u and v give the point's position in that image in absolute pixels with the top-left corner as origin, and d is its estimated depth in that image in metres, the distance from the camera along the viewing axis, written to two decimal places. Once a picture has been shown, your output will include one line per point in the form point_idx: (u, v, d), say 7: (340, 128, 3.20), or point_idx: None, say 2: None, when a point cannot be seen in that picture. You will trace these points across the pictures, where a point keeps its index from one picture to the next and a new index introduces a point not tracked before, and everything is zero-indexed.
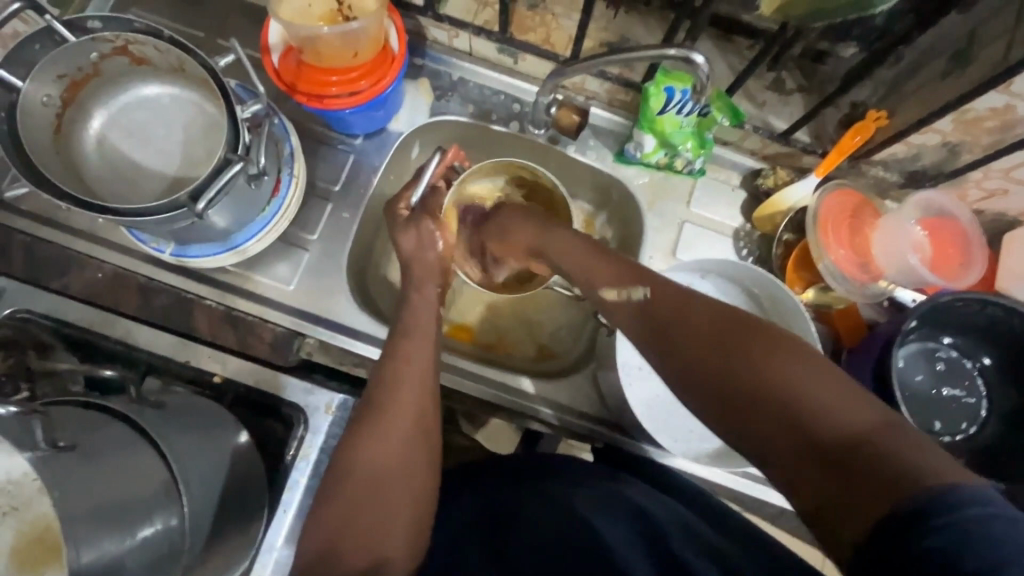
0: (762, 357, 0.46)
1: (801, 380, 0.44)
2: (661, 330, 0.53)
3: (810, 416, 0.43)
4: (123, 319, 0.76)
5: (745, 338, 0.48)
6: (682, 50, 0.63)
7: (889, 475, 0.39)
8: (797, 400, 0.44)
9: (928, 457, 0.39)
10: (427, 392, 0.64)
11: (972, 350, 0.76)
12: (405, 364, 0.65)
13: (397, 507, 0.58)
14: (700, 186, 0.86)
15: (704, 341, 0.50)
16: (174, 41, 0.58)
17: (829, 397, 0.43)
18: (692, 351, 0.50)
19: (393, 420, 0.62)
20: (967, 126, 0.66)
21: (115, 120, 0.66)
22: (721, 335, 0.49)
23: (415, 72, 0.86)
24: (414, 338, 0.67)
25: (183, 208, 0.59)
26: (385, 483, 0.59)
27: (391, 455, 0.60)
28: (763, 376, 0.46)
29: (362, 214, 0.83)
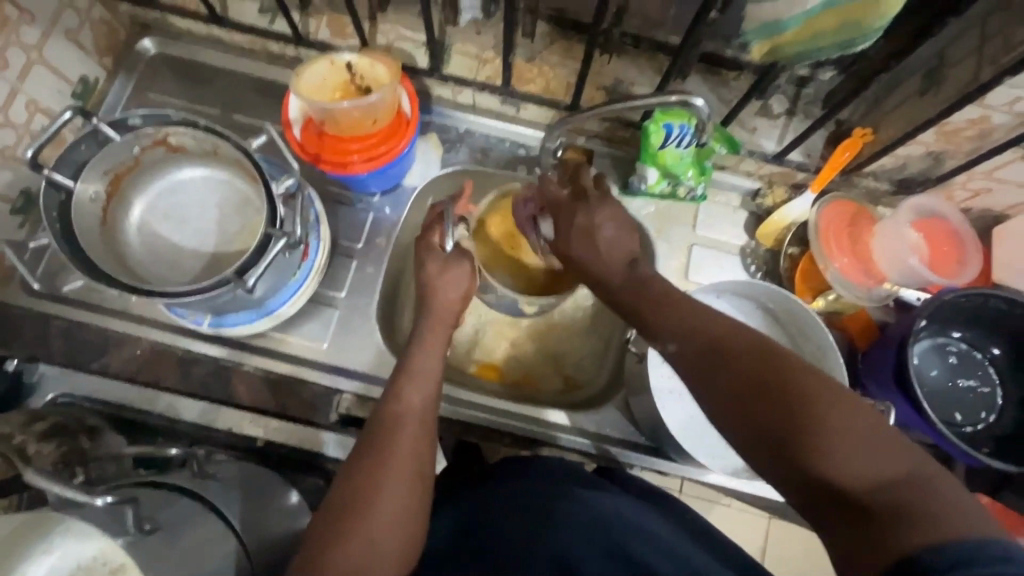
0: (803, 398, 0.48)
1: (839, 423, 0.46)
2: (705, 367, 0.53)
3: (844, 459, 0.45)
4: (164, 394, 0.79)
5: (791, 378, 0.49)
6: (682, 96, 0.68)
7: (911, 522, 0.42)
8: (832, 443, 0.46)
9: (950, 511, 0.42)
10: (426, 431, 0.62)
11: (980, 341, 0.80)
12: (404, 402, 0.63)
13: (382, 546, 0.54)
14: (702, 210, 0.91)
15: (746, 380, 0.51)
16: (210, 129, 0.62)
17: (867, 443, 0.46)
18: (733, 389, 0.51)
19: (389, 456, 0.58)
20: (947, 136, 0.72)
21: (153, 205, 0.70)
22: (767, 375, 0.50)
23: (423, 128, 0.92)
24: (416, 379, 0.64)
25: (230, 283, 0.62)
26: (375, 515, 0.55)
27: (384, 490, 0.56)
28: (803, 419, 0.47)
29: (386, 268, 0.86)
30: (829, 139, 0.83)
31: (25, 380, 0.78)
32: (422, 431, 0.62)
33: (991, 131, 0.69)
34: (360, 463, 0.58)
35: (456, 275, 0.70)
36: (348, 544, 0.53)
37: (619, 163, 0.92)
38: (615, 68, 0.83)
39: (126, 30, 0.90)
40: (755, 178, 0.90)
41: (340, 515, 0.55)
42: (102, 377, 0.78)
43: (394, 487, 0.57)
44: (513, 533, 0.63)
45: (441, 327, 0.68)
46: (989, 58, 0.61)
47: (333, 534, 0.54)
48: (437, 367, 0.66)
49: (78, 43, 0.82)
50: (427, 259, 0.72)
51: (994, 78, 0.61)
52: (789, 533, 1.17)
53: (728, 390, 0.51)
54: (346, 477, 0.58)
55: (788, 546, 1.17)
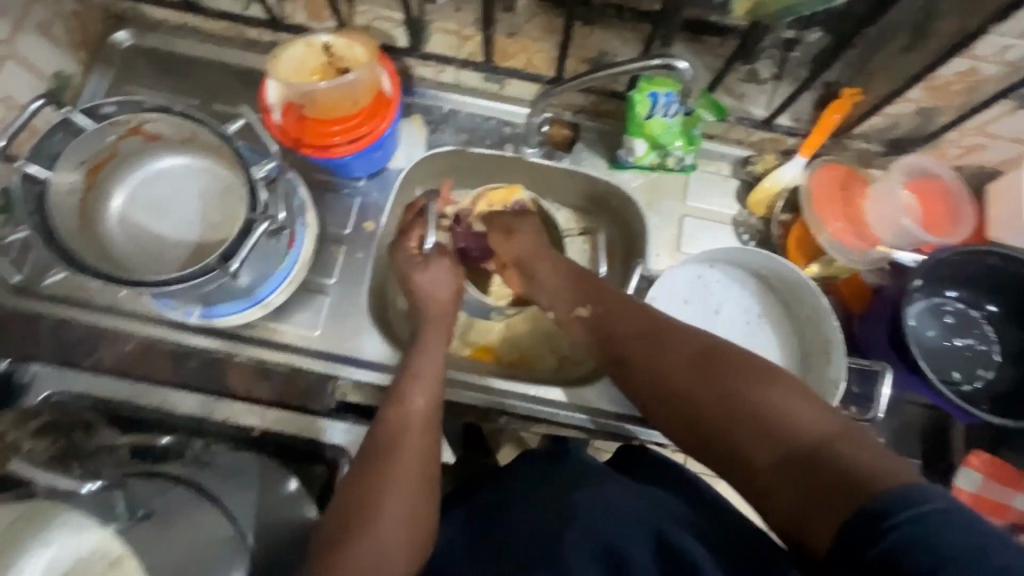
0: (746, 390, 0.56)
1: (777, 409, 0.54)
2: (665, 373, 0.61)
3: (770, 430, 0.53)
4: (157, 388, 0.77)
5: (735, 376, 0.57)
6: (665, 59, 0.67)
7: (840, 475, 0.48)
8: (767, 422, 0.53)
9: (871, 459, 0.48)
10: (432, 425, 0.62)
11: (976, 300, 0.79)
12: (408, 404, 0.62)
13: (395, 546, 0.54)
14: (693, 180, 0.89)
15: (694, 382, 0.59)
16: (185, 114, 0.61)
17: (798, 420, 0.53)
18: (682, 391, 0.59)
19: (402, 443, 0.59)
20: (937, 92, 0.70)
21: (133, 197, 0.69)
22: (714, 375, 0.58)
23: (407, 110, 0.90)
24: (420, 379, 0.65)
25: (215, 270, 0.61)
26: (386, 520, 0.54)
27: (395, 485, 0.56)
28: (737, 398, 0.56)
29: (375, 253, 0.85)
30: (818, 102, 0.82)
31: (16, 381, 0.75)
32: (429, 429, 0.62)
33: (981, 84, 0.68)
34: (369, 464, 0.58)
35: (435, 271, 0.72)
36: (365, 545, 0.53)
37: (607, 136, 0.90)
38: (598, 38, 0.82)
39: (100, 23, 0.89)
40: (746, 146, 0.89)
41: (354, 515, 0.55)
42: (94, 375, 0.77)
43: (402, 492, 0.56)
44: (540, 522, 0.63)
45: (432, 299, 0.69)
46: (976, 7, 0.60)
47: (349, 533, 0.54)
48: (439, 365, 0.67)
49: (52, 37, 0.81)
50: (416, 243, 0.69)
51: (981, 27, 0.59)
52: None
53: (678, 380, 0.60)
54: (355, 476, 0.58)
55: None
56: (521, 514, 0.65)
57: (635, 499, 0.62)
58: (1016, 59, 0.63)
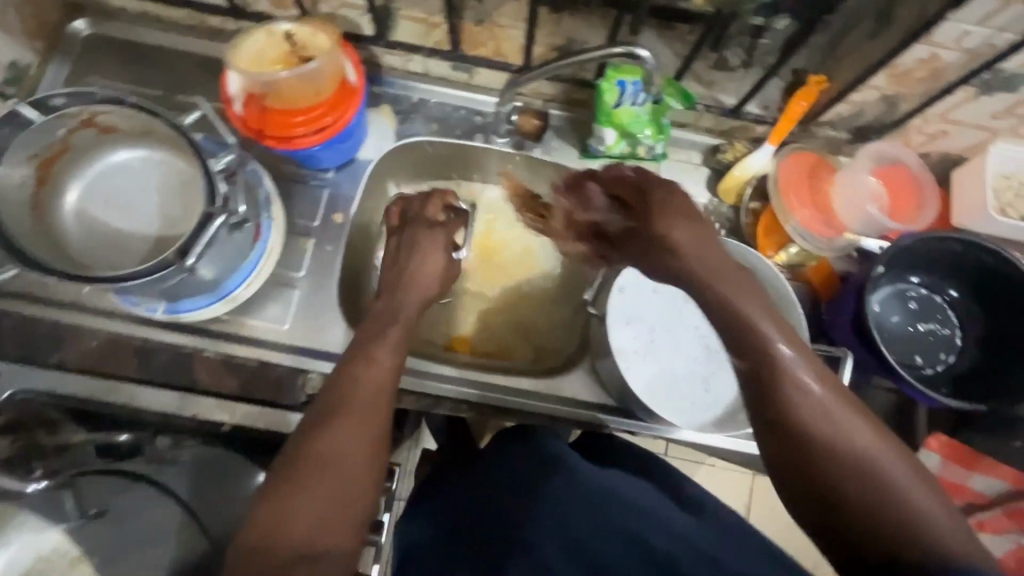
0: (852, 450, 0.47)
1: (881, 484, 0.46)
2: (761, 385, 0.51)
3: (862, 472, 0.46)
4: (126, 383, 0.76)
5: (842, 428, 0.48)
6: (627, 47, 0.67)
7: (923, 542, 0.43)
8: (859, 463, 0.46)
9: (958, 532, 0.44)
10: (389, 392, 0.61)
11: (939, 286, 0.81)
12: (371, 368, 0.62)
13: (344, 502, 0.53)
14: (664, 169, 0.89)
15: (788, 397, 0.49)
16: (138, 106, 0.60)
17: (903, 501, 0.45)
18: (774, 396, 0.50)
19: (356, 405, 0.59)
20: (900, 79, 0.71)
21: (89, 191, 0.67)
22: (819, 415, 0.48)
23: (375, 100, 0.89)
24: (386, 342, 0.65)
25: (172, 265, 0.60)
26: (332, 480, 0.54)
27: (349, 440, 0.56)
28: (834, 431, 0.48)
29: (345, 245, 0.85)
30: (786, 89, 0.82)
31: None
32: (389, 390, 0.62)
33: (942, 71, 0.68)
34: (325, 418, 0.58)
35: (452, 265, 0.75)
36: (313, 495, 0.53)
37: (578, 125, 0.90)
38: (566, 27, 0.79)
39: (56, 11, 0.86)
40: (716, 134, 0.89)
41: (304, 465, 0.54)
42: (59, 371, 0.76)
43: (353, 454, 0.56)
44: (512, 513, 0.65)
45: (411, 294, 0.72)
46: None
47: (298, 479, 0.54)
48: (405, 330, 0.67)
49: (4, 25, 0.78)
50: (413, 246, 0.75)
51: (939, 13, 0.60)
52: (774, 484, 1.21)
53: (770, 385, 0.50)
54: (308, 429, 0.57)
55: (774, 497, 1.20)
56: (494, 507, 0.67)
57: (603, 491, 0.65)
58: (975, 46, 0.63)
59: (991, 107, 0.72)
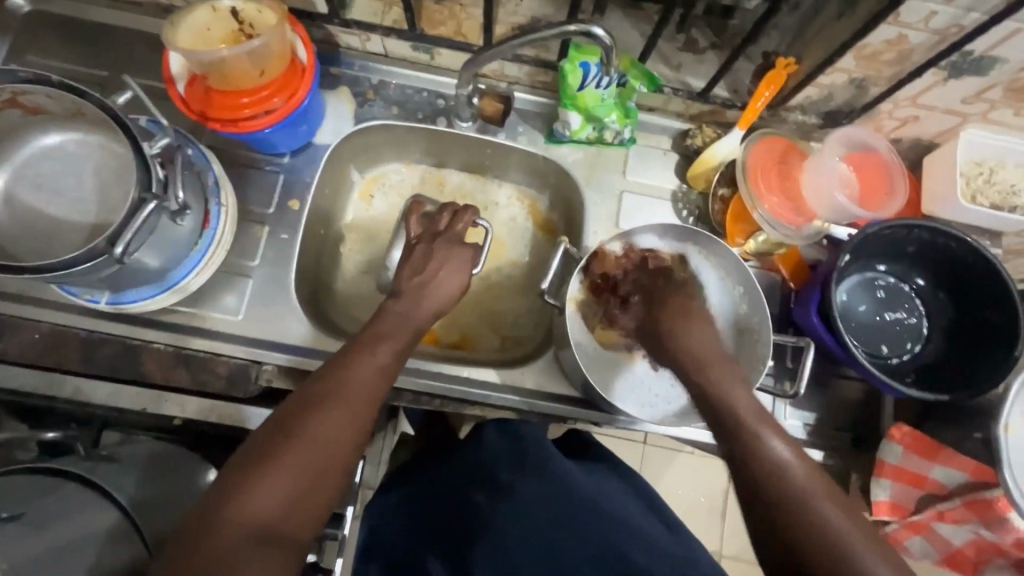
0: (829, 532, 0.46)
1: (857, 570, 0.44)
2: (741, 449, 0.52)
3: (794, 503, 0.48)
4: (71, 377, 0.74)
5: (824, 513, 0.47)
6: (582, 26, 0.64)
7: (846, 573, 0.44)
8: (793, 494, 0.48)
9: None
10: (387, 379, 0.61)
11: (907, 274, 0.79)
12: (371, 353, 0.61)
13: (303, 494, 0.51)
14: (632, 154, 0.87)
15: (731, 423, 0.55)
16: (65, 85, 0.56)
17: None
18: (724, 417, 0.56)
19: (353, 386, 0.58)
20: (868, 61, 0.69)
21: (20, 176, 0.64)
22: (798, 486, 0.48)
23: (333, 81, 0.85)
24: (386, 341, 0.63)
25: (104, 255, 0.57)
26: (314, 453, 0.52)
27: (323, 429, 0.54)
28: (770, 462, 0.50)
29: (301, 233, 0.82)
30: (756, 72, 0.80)
31: None
32: (379, 386, 0.60)
33: (909, 53, 0.66)
34: (304, 402, 0.55)
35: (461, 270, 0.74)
36: (274, 482, 0.50)
37: (543, 109, 0.87)
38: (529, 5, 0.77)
39: None
40: (686, 119, 0.87)
41: (268, 448, 0.52)
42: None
43: (337, 432, 0.54)
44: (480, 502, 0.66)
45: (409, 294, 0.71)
46: None
47: (262, 459, 0.51)
48: (404, 328, 0.67)
49: None
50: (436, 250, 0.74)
51: None
52: None
53: (722, 411, 0.56)
54: (284, 411, 0.55)
55: None
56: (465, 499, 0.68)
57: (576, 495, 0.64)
58: (943, 27, 0.61)
59: (960, 91, 0.70)
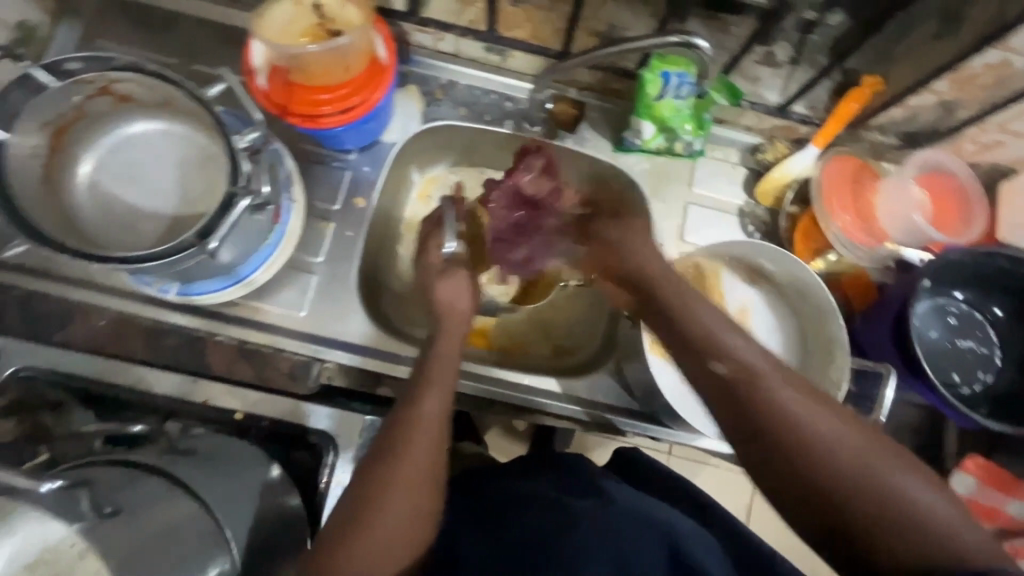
0: (785, 413, 0.50)
1: (846, 460, 0.48)
2: (760, 430, 0.51)
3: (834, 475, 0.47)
4: (135, 366, 0.74)
5: (774, 389, 0.51)
6: (684, 37, 0.63)
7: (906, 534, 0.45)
8: (830, 470, 0.48)
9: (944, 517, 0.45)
10: (442, 433, 0.58)
11: (982, 303, 0.78)
12: (425, 397, 0.59)
13: (383, 559, 0.52)
14: (700, 167, 0.86)
15: (760, 408, 0.51)
16: (158, 75, 0.56)
17: (840, 450, 0.48)
18: (758, 403, 0.51)
19: (414, 446, 0.56)
20: (962, 85, 0.67)
21: (103, 163, 0.63)
22: (799, 437, 0.49)
23: (402, 80, 0.85)
24: (434, 386, 0.60)
25: (192, 248, 0.57)
26: (384, 529, 0.52)
27: (391, 502, 0.53)
28: (797, 444, 0.49)
29: (366, 231, 0.81)
30: (835, 89, 0.79)
31: None
32: (438, 440, 0.57)
33: (1009, 78, 0.64)
34: (370, 476, 0.55)
35: (454, 283, 0.71)
36: (356, 557, 0.51)
37: (612, 116, 0.86)
38: (609, 12, 0.75)
39: None
40: (756, 133, 0.86)
41: (344, 527, 0.53)
42: (63, 350, 0.73)
43: (402, 501, 0.53)
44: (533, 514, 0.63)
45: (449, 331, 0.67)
46: None
47: (341, 541, 0.52)
48: (454, 372, 0.63)
49: None
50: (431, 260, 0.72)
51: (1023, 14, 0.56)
52: None
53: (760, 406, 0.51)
54: (353, 487, 0.55)
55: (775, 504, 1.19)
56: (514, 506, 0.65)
57: (628, 510, 0.62)
58: None
59: None
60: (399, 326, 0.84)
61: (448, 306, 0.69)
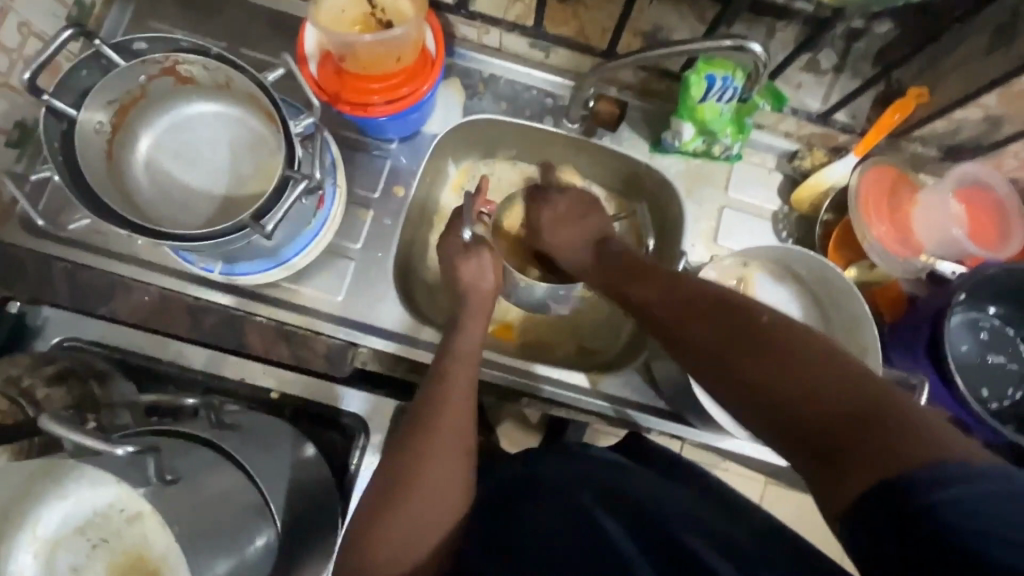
0: (702, 320, 0.55)
1: (768, 356, 0.48)
2: (694, 342, 0.54)
3: (787, 393, 0.45)
4: (174, 341, 0.77)
5: (696, 311, 0.56)
6: (738, 41, 0.63)
7: (863, 451, 0.40)
8: (768, 380, 0.47)
9: (914, 431, 0.39)
10: (468, 405, 0.63)
11: (1015, 319, 0.78)
12: (449, 380, 0.64)
13: (422, 514, 0.57)
14: (736, 171, 0.86)
15: (698, 329, 0.55)
16: (222, 58, 0.57)
17: (789, 372, 0.46)
18: (691, 324, 0.56)
19: (443, 417, 0.61)
20: (1011, 100, 0.67)
21: (161, 141, 0.65)
22: (726, 335, 0.52)
23: (445, 72, 0.86)
24: (462, 366, 0.66)
25: (246, 227, 0.58)
26: (420, 492, 0.58)
27: (429, 463, 0.59)
28: (728, 353, 0.51)
29: (403, 219, 0.82)
30: (879, 99, 0.79)
31: (29, 324, 0.75)
32: (466, 407, 0.63)
33: None
34: (406, 441, 0.60)
35: (479, 261, 0.72)
36: (397, 512, 0.57)
37: (651, 116, 0.86)
38: (656, 11, 0.76)
39: None
40: (794, 139, 0.86)
41: (389, 488, 0.58)
42: (109, 323, 0.75)
43: (436, 465, 0.59)
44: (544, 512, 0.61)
45: (476, 320, 0.70)
46: None
47: (383, 501, 0.58)
48: (478, 351, 0.68)
49: None
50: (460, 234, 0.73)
51: None
52: (787, 495, 1.20)
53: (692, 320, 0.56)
54: (393, 454, 0.60)
55: (784, 508, 1.20)
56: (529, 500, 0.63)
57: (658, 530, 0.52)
58: None
59: None
60: (430, 314, 0.86)
61: (471, 285, 0.72)
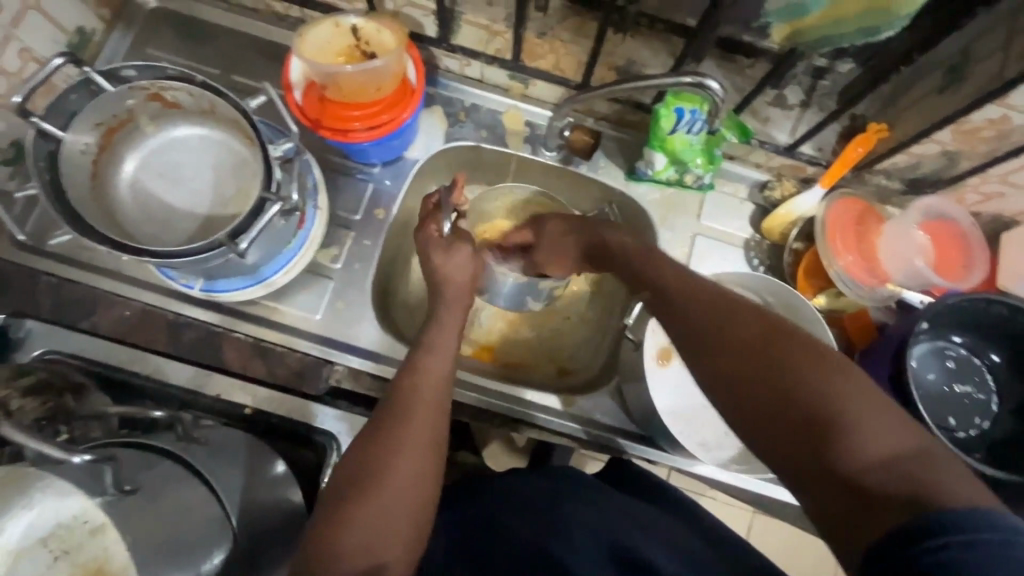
0: (736, 331, 0.49)
1: (819, 384, 0.44)
2: (729, 352, 0.49)
3: (833, 424, 0.42)
4: (153, 356, 0.77)
5: (729, 313, 0.51)
6: (697, 77, 0.66)
7: (900, 495, 0.38)
8: (818, 413, 0.43)
9: (954, 482, 0.38)
10: (442, 404, 0.63)
11: (980, 348, 0.79)
12: (423, 375, 0.64)
13: (391, 525, 0.54)
14: (709, 200, 0.89)
15: (727, 336, 0.49)
16: (206, 86, 0.60)
17: (839, 406, 0.43)
18: (723, 327, 0.50)
19: (420, 422, 0.60)
20: (965, 136, 0.70)
21: (147, 162, 0.68)
22: (761, 347, 0.48)
23: (428, 101, 0.89)
24: (436, 357, 0.66)
25: (222, 246, 0.60)
26: (390, 499, 0.55)
27: (403, 460, 0.57)
28: (764, 369, 0.46)
29: (383, 240, 0.85)
30: (843, 133, 0.81)
31: (11, 335, 0.75)
32: (437, 408, 0.62)
33: (1010, 132, 0.67)
34: (377, 449, 0.58)
35: (463, 262, 0.72)
36: (364, 520, 0.54)
37: (626, 146, 0.90)
38: (628, 47, 0.78)
39: None
40: (765, 170, 0.89)
41: (352, 494, 0.56)
42: (89, 337, 0.77)
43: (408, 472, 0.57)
44: (521, 535, 0.61)
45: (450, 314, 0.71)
46: (1016, 57, 0.58)
47: (348, 504, 0.55)
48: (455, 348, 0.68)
49: None
50: (430, 252, 0.72)
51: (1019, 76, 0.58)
52: (774, 523, 1.19)
53: (724, 326, 0.50)
54: (358, 459, 0.58)
55: (770, 536, 1.18)
56: (508, 527, 0.63)
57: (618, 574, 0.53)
58: None
59: None
60: (407, 333, 0.88)
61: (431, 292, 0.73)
